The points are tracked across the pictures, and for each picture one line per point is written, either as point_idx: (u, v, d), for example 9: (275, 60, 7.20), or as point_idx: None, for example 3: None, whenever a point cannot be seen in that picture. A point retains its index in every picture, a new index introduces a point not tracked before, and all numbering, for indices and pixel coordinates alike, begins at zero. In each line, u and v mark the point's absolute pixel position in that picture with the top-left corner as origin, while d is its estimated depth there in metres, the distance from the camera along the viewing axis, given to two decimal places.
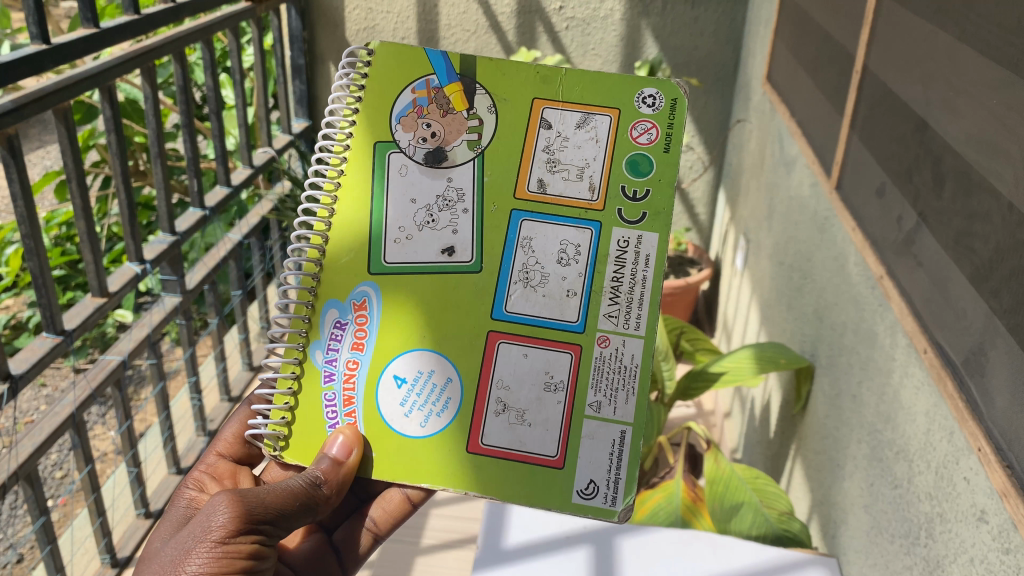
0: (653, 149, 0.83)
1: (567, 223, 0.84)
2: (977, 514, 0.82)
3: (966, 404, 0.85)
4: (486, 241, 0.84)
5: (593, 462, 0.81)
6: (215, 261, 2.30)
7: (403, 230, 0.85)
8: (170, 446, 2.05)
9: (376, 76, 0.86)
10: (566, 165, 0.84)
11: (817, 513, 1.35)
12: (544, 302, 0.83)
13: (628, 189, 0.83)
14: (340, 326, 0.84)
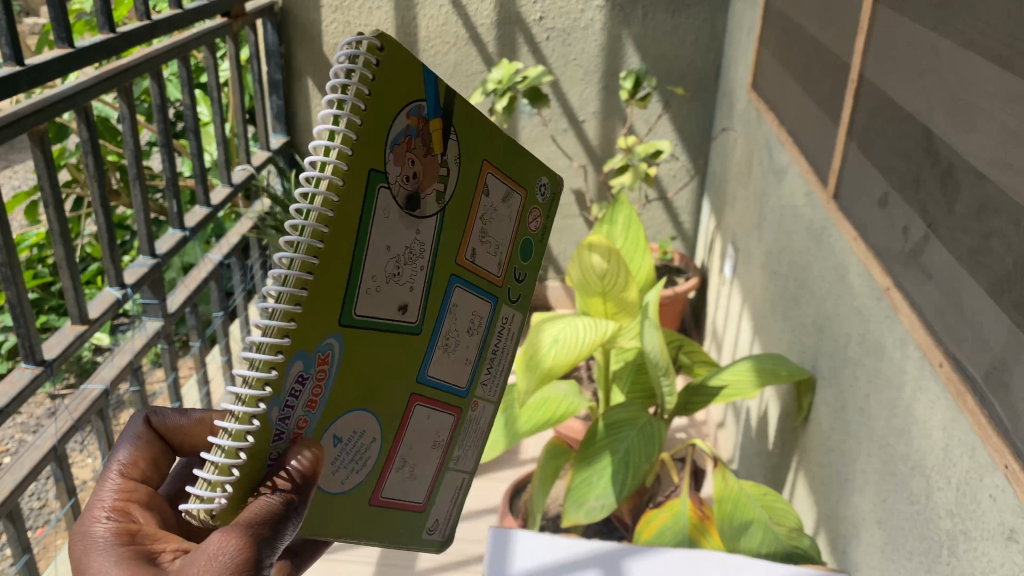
0: (536, 235, 0.80)
1: (479, 294, 0.73)
2: (1005, 534, 0.80)
3: (989, 420, 0.84)
4: (429, 303, 0.67)
5: (441, 503, 0.77)
6: (196, 283, 2.25)
7: (373, 283, 0.60)
8: None
9: (383, 80, 0.57)
10: (492, 239, 0.73)
11: (824, 528, 1.33)
12: (451, 367, 0.73)
13: (517, 271, 0.79)
14: (302, 381, 0.58)
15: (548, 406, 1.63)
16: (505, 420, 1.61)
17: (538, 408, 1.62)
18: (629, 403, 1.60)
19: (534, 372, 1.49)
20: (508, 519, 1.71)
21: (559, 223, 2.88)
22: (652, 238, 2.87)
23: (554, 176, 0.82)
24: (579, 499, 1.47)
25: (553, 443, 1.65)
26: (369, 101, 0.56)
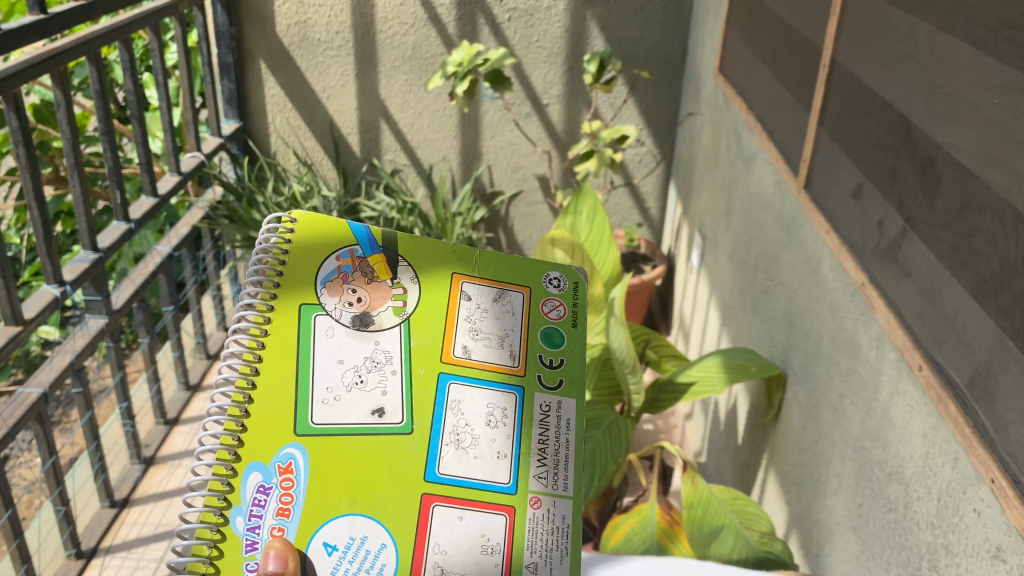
0: (563, 322, 0.77)
1: (489, 386, 0.72)
2: (992, 552, 0.75)
3: (974, 430, 0.79)
4: (415, 402, 0.69)
5: None
6: (144, 277, 2.15)
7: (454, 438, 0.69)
8: (101, 479, 1.92)
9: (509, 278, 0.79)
10: (486, 332, 0.74)
11: (797, 530, 1.28)
12: (476, 464, 0.68)
13: (545, 357, 0.74)
14: (264, 491, 0.63)
15: None
16: None
17: None
18: (595, 402, 1.55)
19: None
20: None
21: (523, 210, 2.82)
22: (618, 225, 2.82)
23: (570, 265, 0.81)
24: None
25: None
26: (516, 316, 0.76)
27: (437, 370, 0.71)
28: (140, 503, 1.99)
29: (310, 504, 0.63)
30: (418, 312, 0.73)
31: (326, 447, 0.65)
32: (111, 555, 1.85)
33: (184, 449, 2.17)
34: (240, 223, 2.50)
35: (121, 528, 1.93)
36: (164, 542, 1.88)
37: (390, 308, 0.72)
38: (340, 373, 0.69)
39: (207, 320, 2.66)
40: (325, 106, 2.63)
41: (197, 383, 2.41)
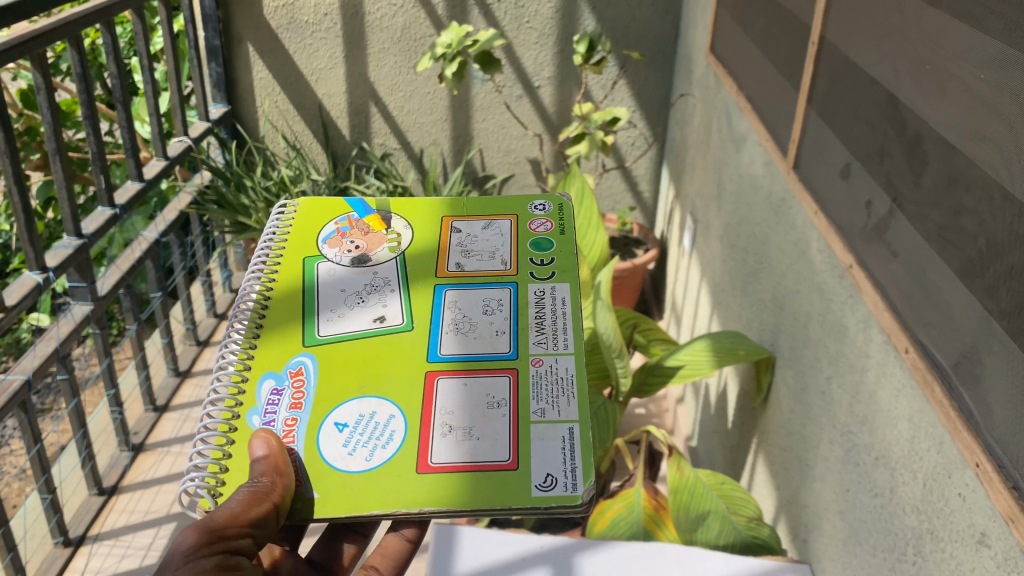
0: (552, 234, 0.98)
1: (486, 287, 0.93)
2: (977, 537, 0.74)
3: (959, 413, 0.77)
4: (414, 306, 0.90)
5: None
6: (130, 263, 2.13)
7: (455, 325, 0.88)
8: (89, 467, 1.90)
9: (489, 207, 1.04)
10: (477, 252, 0.97)
11: (784, 515, 1.27)
12: (476, 341, 0.86)
13: (534, 259, 0.95)
14: (277, 392, 0.82)
15: None
16: None
17: None
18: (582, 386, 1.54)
19: None
20: None
21: (515, 193, 2.80)
22: (610, 208, 2.79)
23: (556, 196, 1.04)
24: None
25: None
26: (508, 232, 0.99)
27: (432, 283, 0.93)
28: (129, 490, 1.98)
29: (321, 391, 0.81)
30: (411, 252, 0.96)
31: (330, 350, 0.85)
32: (99, 543, 1.83)
33: (173, 436, 2.16)
34: (229, 208, 2.48)
35: (110, 515, 1.91)
36: (152, 528, 1.87)
37: (387, 248, 0.97)
38: (341, 304, 0.90)
39: (196, 306, 2.63)
40: (314, 89, 2.60)
41: (186, 370, 2.40)
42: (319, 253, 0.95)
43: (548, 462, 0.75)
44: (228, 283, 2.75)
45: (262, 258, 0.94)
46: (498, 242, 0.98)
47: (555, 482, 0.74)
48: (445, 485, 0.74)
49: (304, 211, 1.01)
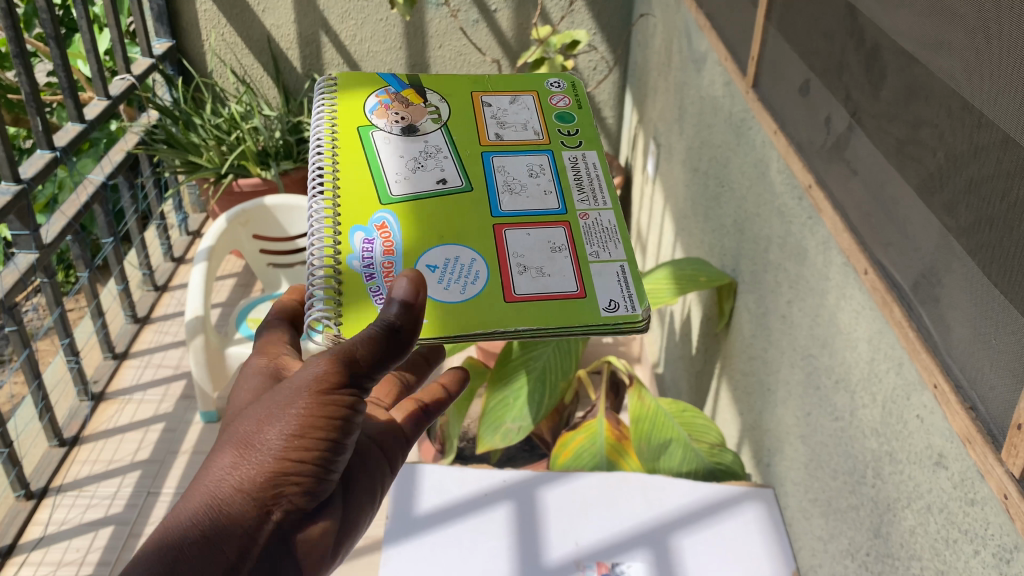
0: (570, 107, 0.86)
1: (524, 153, 0.82)
2: (934, 459, 0.73)
3: (917, 334, 0.75)
4: (467, 169, 0.80)
5: (604, 288, 0.72)
6: (76, 208, 2.05)
7: (509, 187, 0.78)
8: (47, 418, 1.86)
9: (511, 79, 0.89)
10: (511, 124, 0.85)
11: (748, 439, 1.27)
12: (529, 201, 0.78)
13: (563, 130, 0.84)
14: (369, 242, 0.71)
15: None
16: None
17: None
18: None
19: None
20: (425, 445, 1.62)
21: None
22: None
23: (569, 74, 0.90)
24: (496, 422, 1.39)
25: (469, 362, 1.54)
26: (543, 105, 0.87)
27: (478, 151, 0.81)
28: (91, 440, 1.94)
29: (409, 234, 0.73)
30: (451, 121, 0.84)
31: (415, 207, 0.74)
32: (62, 495, 1.80)
33: (135, 383, 2.12)
34: (180, 148, 2.40)
35: (72, 466, 1.88)
36: (117, 478, 1.84)
37: (430, 119, 0.83)
38: (400, 161, 0.78)
39: (153, 251, 2.57)
40: (261, 19, 2.49)
41: (145, 316, 2.34)
42: (370, 122, 0.81)
43: (608, 288, 0.72)
44: (184, 226, 2.68)
45: (315, 135, 0.79)
46: (528, 110, 0.86)
47: (619, 303, 0.71)
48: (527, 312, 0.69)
49: (344, 82, 0.85)
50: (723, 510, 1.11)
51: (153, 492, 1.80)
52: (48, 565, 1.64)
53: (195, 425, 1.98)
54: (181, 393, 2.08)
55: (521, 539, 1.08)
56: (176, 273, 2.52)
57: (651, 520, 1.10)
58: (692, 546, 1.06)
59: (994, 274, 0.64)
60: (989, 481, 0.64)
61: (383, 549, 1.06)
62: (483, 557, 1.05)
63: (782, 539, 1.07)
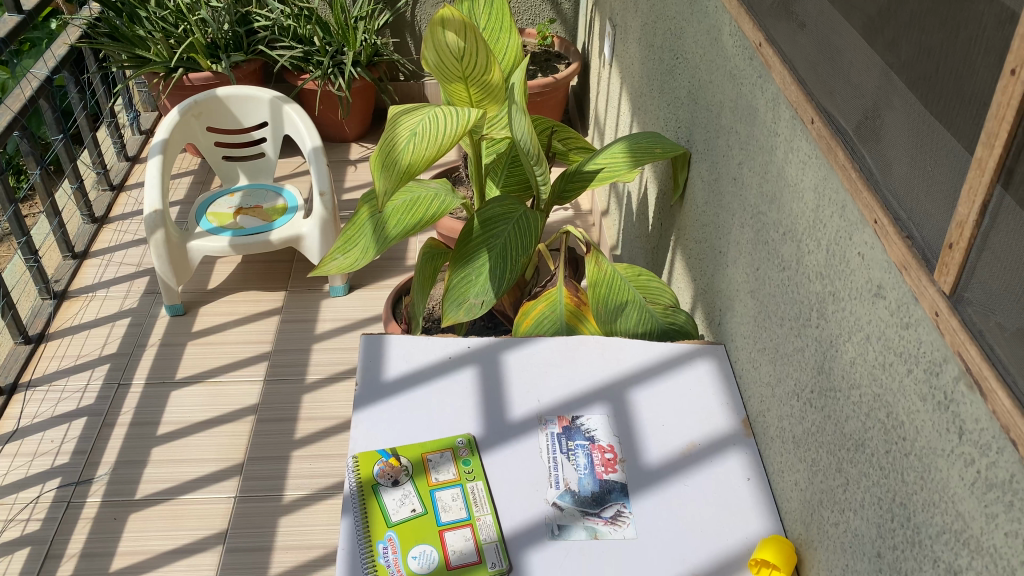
0: (528, 365, 1.19)
1: (496, 405, 1.13)
2: (873, 290, 0.77)
3: (860, 174, 0.78)
4: (459, 425, 1.10)
5: (542, 482, 1.03)
6: (21, 102, 1.97)
7: (492, 435, 1.09)
8: (10, 316, 1.85)
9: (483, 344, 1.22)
10: (488, 382, 1.16)
11: (701, 303, 1.32)
12: (499, 438, 1.09)
13: (525, 385, 1.16)
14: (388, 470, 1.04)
15: (418, 207, 1.44)
16: (372, 226, 1.43)
17: (406, 210, 1.44)
18: (502, 196, 1.50)
19: (391, 168, 1.16)
20: (391, 325, 1.65)
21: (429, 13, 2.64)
22: (530, 22, 2.69)
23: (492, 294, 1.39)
24: (460, 298, 1.41)
25: (429, 244, 1.56)
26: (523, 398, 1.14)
27: (464, 409, 1.12)
28: (57, 338, 1.94)
29: (412, 459, 1.05)
30: (447, 392, 1.14)
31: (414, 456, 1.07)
32: (33, 390, 1.81)
33: (97, 281, 2.11)
34: (126, 41, 2.35)
35: (41, 362, 1.88)
36: (86, 372, 1.86)
37: (437, 386, 1.15)
38: (411, 423, 1.10)
39: (106, 151, 2.51)
40: None
41: (103, 216, 2.31)
42: (394, 395, 1.13)
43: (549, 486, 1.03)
44: (137, 125, 2.61)
45: (357, 407, 1.12)
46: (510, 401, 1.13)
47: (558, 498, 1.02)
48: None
49: (373, 361, 1.18)
50: (676, 367, 1.19)
51: (124, 384, 1.83)
52: (24, 456, 1.67)
53: (160, 320, 1.99)
54: (145, 289, 2.09)
55: (487, 400, 1.13)
56: (132, 172, 2.48)
57: (609, 379, 1.16)
58: (648, 402, 1.14)
59: (932, 104, 0.66)
60: (923, 303, 0.68)
61: (356, 415, 1.11)
62: (451, 419, 1.11)
63: (731, 392, 1.16)
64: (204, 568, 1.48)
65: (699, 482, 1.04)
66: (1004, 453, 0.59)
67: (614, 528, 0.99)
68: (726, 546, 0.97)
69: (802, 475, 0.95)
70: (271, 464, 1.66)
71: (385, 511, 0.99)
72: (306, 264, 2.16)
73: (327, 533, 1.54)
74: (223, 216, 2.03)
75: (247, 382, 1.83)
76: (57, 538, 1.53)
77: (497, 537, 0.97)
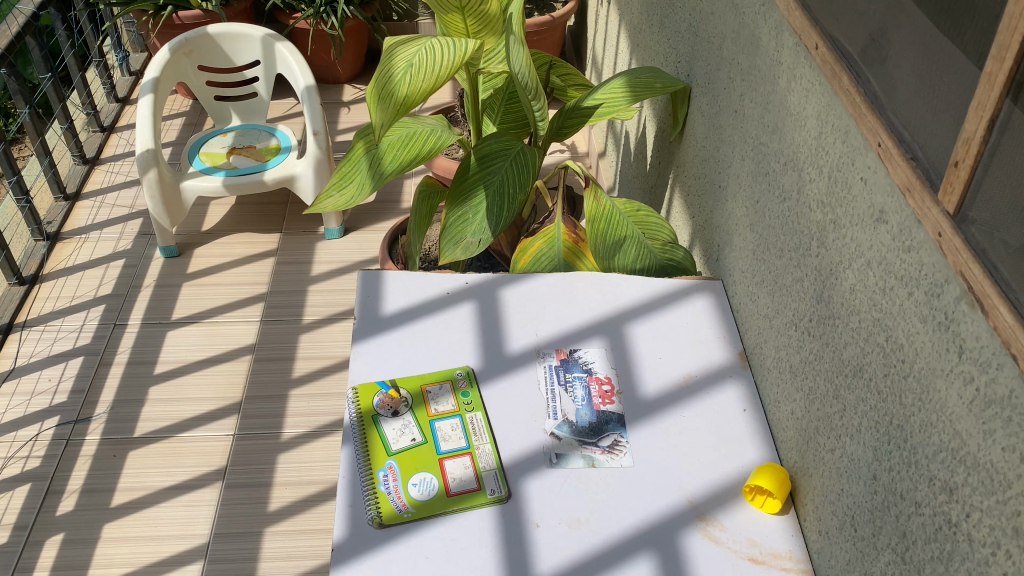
0: (526, 301, 1.19)
1: (495, 338, 1.13)
2: (876, 215, 0.76)
3: (864, 98, 0.77)
4: (458, 358, 1.10)
5: (540, 413, 1.04)
6: (9, 38, 1.91)
7: (490, 367, 1.10)
8: (4, 256, 1.83)
9: (480, 280, 1.22)
10: (486, 316, 1.16)
11: (699, 240, 1.32)
12: (498, 369, 1.09)
13: (522, 320, 1.16)
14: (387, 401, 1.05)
15: (415, 142, 1.43)
16: (368, 162, 1.42)
17: (403, 145, 1.42)
18: (500, 132, 1.48)
19: (387, 101, 1.15)
20: (388, 265, 1.65)
21: None
22: None
23: (490, 234, 1.38)
24: (456, 236, 1.40)
25: (425, 182, 1.54)
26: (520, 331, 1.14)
27: (463, 343, 1.12)
28: (52, 279, 1.94)
29: (410, 391, 1.06)
30: (445, 325, 1.14)
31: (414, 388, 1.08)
32: (28, 330, 1.81)
33: (90, 222, 2.09)
34: None
35: (35, 303, 1.87)
36: (81, 312, 1.85)
37: (435, 319, 1.15)
38: (410, 355, 1.10)
39: (95, 92, 2.47)
40: None
41: (94, 158, 2.28)
42: (392, 329, 1.13)
43: (547, 417, 1.04)
44: (126, 66, 2.57)
45: (357, 340, 1.12)
46: (509, 334, 1.14)
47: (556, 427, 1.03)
48: (472, 505, 0.94)
49: (371, 295, 1.18)
50: (674, 302, 1.19)
51: (120, 325, 1.82)
52: (22, 394, 1.68)
53: (155, 262, 1.98)
54: (139, 231, 2.07)
55: (485, 334, 1.14)
56: (123, 114, 2.45)
57: (606, 313, 1.17)
58: (646, 336, 1.14)
59: (943, 21, 0.65)
60: (926, 225, 0.67)
61: (355, 347, 1.11)
62: (450, 351, 1.11)
63: (728, 325, 1.16)
64: (204, 503, 1.50)
65: (695, 412, 1.05)
66: (1005, 368, 0.59)
67: (611, 457, 1.00)
68: (722, 474, 0.99)
69: (798, 404, 0.96)
70: (269, 403, 1.66)
71: (385, 440, 1.00)
72: (301, 206, 2.15)
73: (326, 469, 1.56)
74: (216, 156, 2.01)
75: (243, 323, 1.83)
76: (57, 475, 1.54)
77: (495, 465, 0.98)
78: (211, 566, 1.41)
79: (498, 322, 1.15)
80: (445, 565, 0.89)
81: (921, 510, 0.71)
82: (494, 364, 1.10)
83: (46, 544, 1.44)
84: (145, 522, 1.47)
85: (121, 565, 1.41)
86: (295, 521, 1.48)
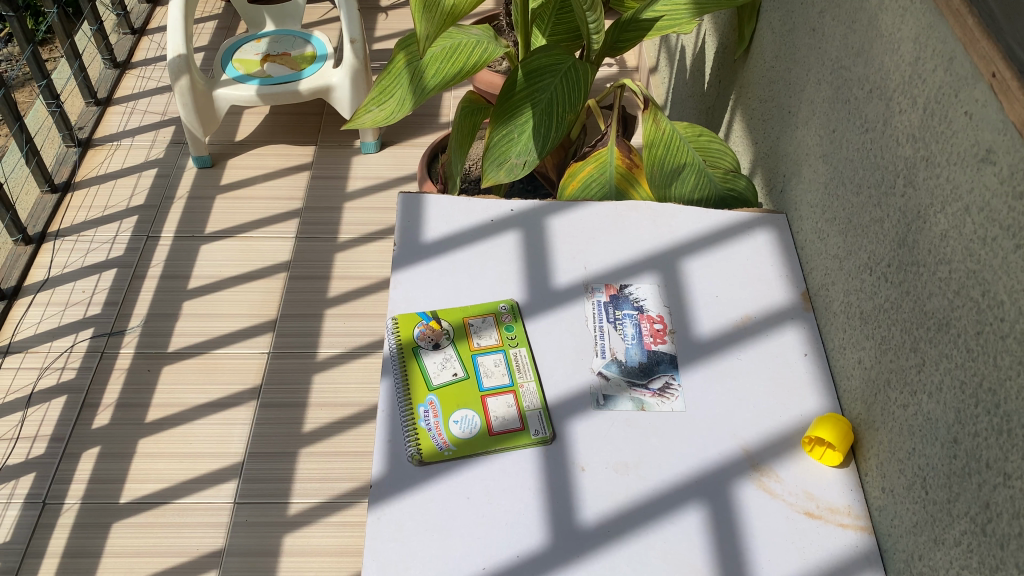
0: (574, 230, 1.12)
1: (541, 268, 1.07)
2: (981, 155, 0.68)
3: (978, 21, 0.68)
4: (502, 290, 1.05)
5: (587, 351, 0.99)
6: None
7: (535, 300, 1.04)
8: (35, 163, 1.79)
9: (527, 207, 1.15)
10: (533, 245, 1.10)
11: (761, 168, 1.24)
12: (544, 303, 1.04)
13: (570, 250, 1.10)
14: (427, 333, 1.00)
15: (459, 56, 1.35)
16: (409, 75, 1.33)
17: (447, 58, 1.34)
18: (550, 46, 1.37)
19: (433, 10, 1.06)
20: (426, 185, 1.58)
21: None
22: None
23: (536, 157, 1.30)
24: (500, 157, 1.33)
25: (468, 98, 1.46)
26: (569, 262, 1.08)
27: (507, 273, 1.07)
28: (84, 187, 1.90)
29: (451, 322, 1.01)
30: (488, 253, 1.09)
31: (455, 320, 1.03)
32: (61, 240, 1.78)
33: (122, 129, 2.04)
34: None
35: (68, 212, 1.84)
36: (115, 222, 1.82)
37: (479, 247, 1.09)
38: (452, 285, 1.05)
39: None
40: None
41: (125, 62, 2.21)
42: (434, 255, 1.08)
43: (595, 355, 0.99)
44: None
45: (396, 267, 1.06)
46: (556, 264, 1.08)
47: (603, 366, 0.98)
48: (516, 445, 0.90)
49: (412, 219, 1.12)
50: (733, 237, 1.12)
51: (153, 237, 1.79)
52: (56, 305, 1.66)
53: (188, 172, 1.94)
54: (171, 139, 2.01)
55: (531, 264, 1.08)
56: (154, 16, 2.36)
57: (660, 247, 1.10)
58: (702, 272, 1.07)
59: None
60: None
61: (395, 274, 1.05)
62: (493, 282, 1.06)
63: (791, 262, 1.09)
64: (238, 422, 1.48)
65: (753, 355, 0.99)
66: None
67: (662, 400, 0.95)
68: (779, 422, 0.93)
69: (867, 353, 0.90)
70: (304, 321, 1.63)
71: (426, 374, 0.96)
72: (336, 118, 2.07)
73: (361, 391, 1.53)
74: (250, 63, 1.93)
75: (277, 238, 1.79)
76: (93, 387, 1.53)
77: (540, 405, 0.94)
78: (246, 485, 1.40)
79: (545, 251, 1.09)
80: (486, 506, 0.86)
81: (1010, 482, 0.65)
82: (541, 297, 1.04)
83: (82, 456, 1.44)
84: (180, 438, 1.46)
85: (156, 481, 1.41)
86: (330, 443, 1.46)
